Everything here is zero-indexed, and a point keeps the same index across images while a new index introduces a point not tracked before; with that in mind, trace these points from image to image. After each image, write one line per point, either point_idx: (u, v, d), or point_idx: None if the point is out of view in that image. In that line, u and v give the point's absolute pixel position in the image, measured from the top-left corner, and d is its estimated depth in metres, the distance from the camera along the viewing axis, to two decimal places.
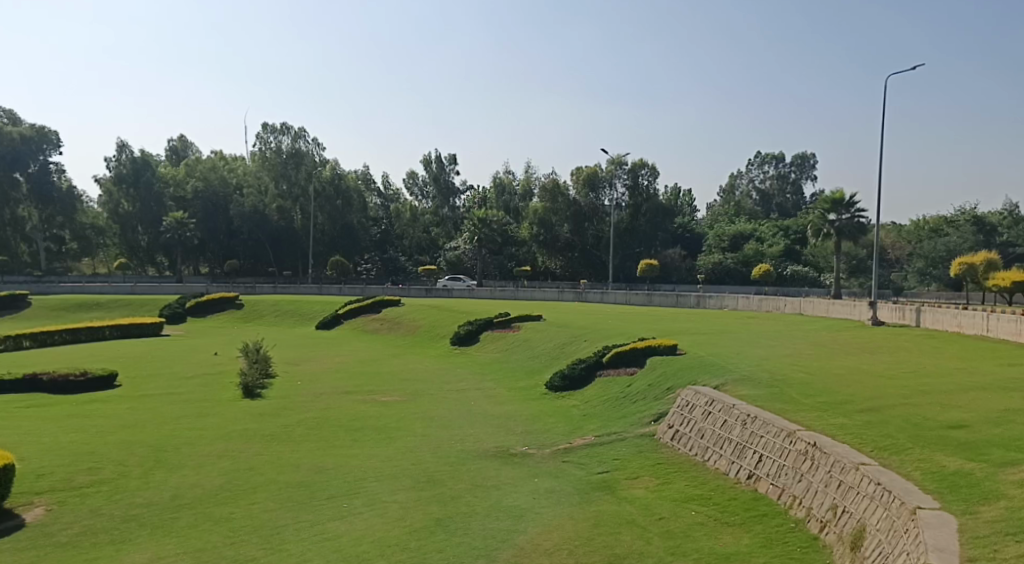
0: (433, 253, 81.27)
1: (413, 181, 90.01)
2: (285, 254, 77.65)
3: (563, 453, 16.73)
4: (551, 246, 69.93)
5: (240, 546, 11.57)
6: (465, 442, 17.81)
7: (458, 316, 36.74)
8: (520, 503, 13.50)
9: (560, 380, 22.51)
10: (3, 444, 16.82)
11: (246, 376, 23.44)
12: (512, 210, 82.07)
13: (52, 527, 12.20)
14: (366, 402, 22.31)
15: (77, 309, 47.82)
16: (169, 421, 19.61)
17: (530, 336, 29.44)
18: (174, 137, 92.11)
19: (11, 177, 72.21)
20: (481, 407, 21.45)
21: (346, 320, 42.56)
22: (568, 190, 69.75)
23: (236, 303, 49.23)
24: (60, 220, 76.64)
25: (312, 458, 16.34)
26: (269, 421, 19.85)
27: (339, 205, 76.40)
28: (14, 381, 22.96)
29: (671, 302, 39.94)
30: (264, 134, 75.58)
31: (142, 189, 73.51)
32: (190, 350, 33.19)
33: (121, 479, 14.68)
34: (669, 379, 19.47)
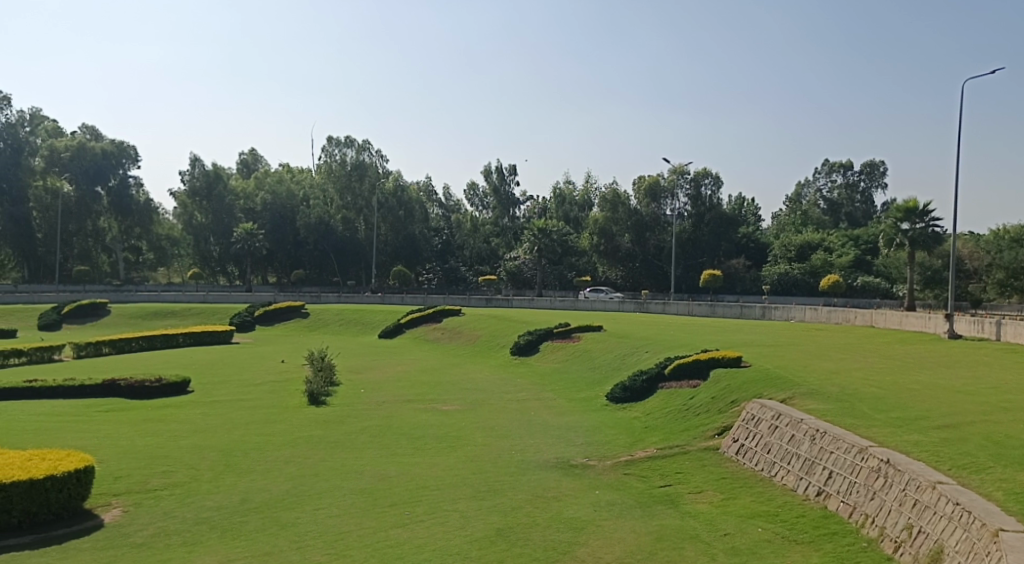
0: (493, 263, 81.53)
1: (473, 193, 90.65)
2: (349, 264, 78.73)
3: (625, 465, 16.58)
4: (611, 256, 69.59)
5: (305, 551, 11.76)
6: (526, 452, 17.82)
7: (519, 326, 36.76)
8: (581, 514, 13.43)
9: (621, 392, 22.32)
10: (82, 446, 17.49)
11: (311, 383, 23.90)
12: (572, 220, 81.96)
13: (128, 528, 12.62)
14: (428, 411, 22.51)
15: (151, 317, 49.48)
16: (237, 426, 20.09)
17: (591, 346, 29.31)
18: (245, 151, 94.91)
19: (93, 190, 75.20)
20: (542, 418, 21.41)
21: (408, 330, 43.07)
22: (629, 200, 69.35)
23: (301, 312, 50.28)
24: (137, 231, 79.41)
25: (375, 466, 16.53)
26: (333, 428, 20.18)
27: (402, 216, 77.50)
28: (94, 386, 23.86)
29: (735, 313, 39.27)
30: (329, 147, 77.22)
31: (214, 201, 76.07)
32: (258, 357, 34.02)
33: (193, 482, 15.12)
34: (734, 392, 19.14)
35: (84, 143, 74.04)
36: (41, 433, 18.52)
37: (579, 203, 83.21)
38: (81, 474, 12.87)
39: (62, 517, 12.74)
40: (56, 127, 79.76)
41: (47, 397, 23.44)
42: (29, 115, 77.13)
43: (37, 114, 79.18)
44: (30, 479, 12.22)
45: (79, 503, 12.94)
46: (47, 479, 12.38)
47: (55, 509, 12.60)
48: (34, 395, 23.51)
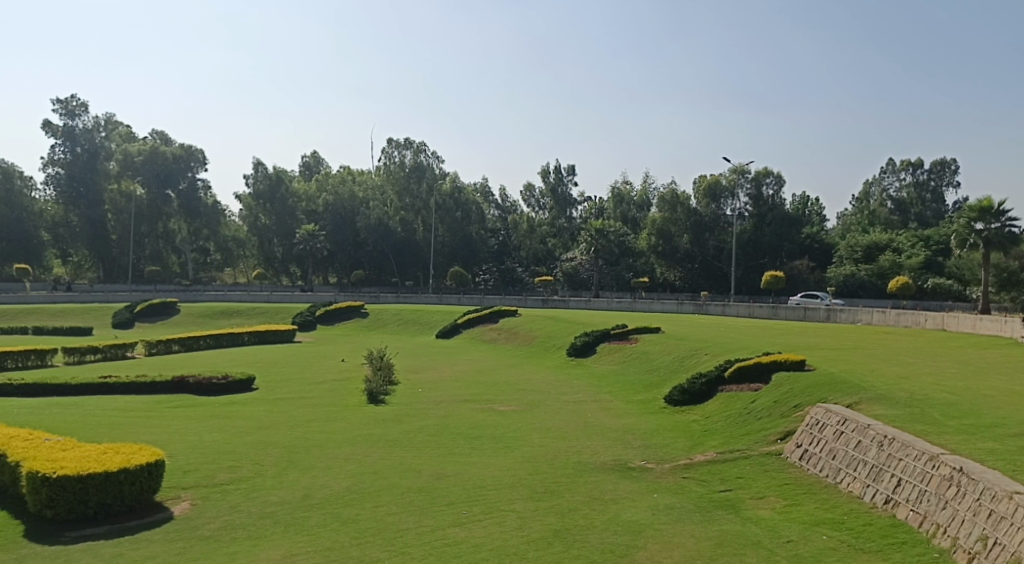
0: (550, 264, 80.97)
1: (529, 194, 90.31)
2: (408, 265, 79.36)
3: (682, 469, 16.41)
4: (670, 257, 68.87)
5: (365, 547, 11.93)
6: (584, 453, 17.77)
7: (576, 327, 36.66)
8: (640, 518, 13.32)
9: (680, 394, 22.07)
10: (153, 440, 18.07)
11: (370, 382, 24.25)
12: (630, 220, 81.21)
13: (197, 521, 12.95)
14: (485, 411, 22.59)
15: (218, 317, 50.76)
16: (299, 424, 20.47)
17: (648, 348, 29.03)
18: (307, 154, 96.70)
19: (164, 193, 77.49)
20: (599, 420, 21.31)
21: (465, 330, 43.30)
22: (688, 200, 68.53)
23: (361, 312, 51.03)
24: (206, 232, 81.88)
25: (434, 464, 16.67)
26: (392, 427, 20.43)
27: (459, 217, 78.02)
28: (163, 383, 24.60)
29: (798, 315, 38.49)
30: (389, 149, 77.92)
31: (277, 204, 77.96)
32: (319, 356, 34.61)
33: (257, 478, 15.45)
34: (796, 396, 18.75)
35: (154, 148, 76.17)
36: (114, 428, 19.18)
37: (637, 204, 82.59)
38: (152, 468, 13.26)
39: (134, 510, 13.16)
40: (129, 130, 82.14)
41: (121, 393, 24.26)
42: (105, 121, 79.76)
43: (111, 119, 81.72)
44: (104, 472, 12.68)
45: (150, 496, 13.33)
46: (120, 472, 12.81)
47: (128, 502, 13.02)
48: (109, 391, 24.36)
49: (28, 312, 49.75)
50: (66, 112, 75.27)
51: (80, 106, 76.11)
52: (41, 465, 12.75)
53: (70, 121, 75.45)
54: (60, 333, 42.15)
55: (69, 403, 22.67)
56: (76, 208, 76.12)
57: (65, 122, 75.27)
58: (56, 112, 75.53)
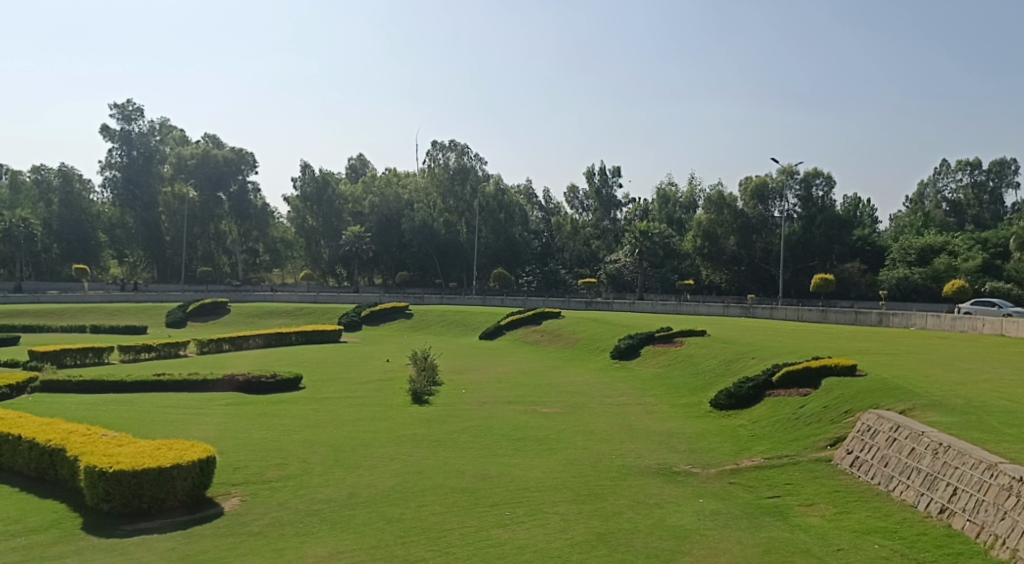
0: (593, 266, 80.39)
1: (573, 195, 89.57)
2: (452, 266, 79.78)
3: (729, 474, 16.21)
4: (716, 259, 68.20)
5: (410, 546, 12.00)
6: (628, 457, 17.65)
7: (620, 329, 36.48)
8: (686, 523, 13.18)
9: (726, 398, 21.78)
10: (204, 437, 18.45)
11: (415, 383, 24.43)
12: (675, 221, 80.47)
13: (246, 517, 13.18)
14: (528, 413, 22.55)
15: (267, 317, 51.61)
16: (346, 423, 20.71)
17: (694, 351, 28.74)
18: (353, 156, 97.92)
19: (215, 196, 79.12)
20: (643, 423, 21.14)
21: (508, 332, 43.36)
22: (734, 202, 67.66)
23: (406, 313, 51.53)
24: (256, 234, 83.18)
25: (477, 465, 16.71)
26: (436, 427, 20.56)
27: (502, 219, 78.25)
28: (214, 381, 25.08)
29: (849, 319, 37.74)
30: (433, 151, 78.47)
31: (324, 206, 79.50)
32: (365, 356, 34.96)
33: (305, 475, 15.66)
34: (847, 402, 18.38)
35: (207, 151, 77.85)
36: (168, 425, 19.61)
37: (683, 205, 81.82)
38: (204, 464, 13.51)
39: (187, 504, 13.42)
40: (183, 133, 84.06)
41: (173, 391, 24.81)
42: (160, 125, 81.44)
43: (166, 123, 83.76)
44: (158, 467, 12.97)
45: (201, 491, 13.57)
46: (172, 468, 13.08)
47: (180, 497, 13.28)
48: (163, 389, 24.94)
49: (85, 310, 51.17)
50: (123, 117, 77.28)
51: (136, 111, 78.09)
52: (98, 459, 13.11)
53: (127, 125, 77.43)
54: (115, 332, 43.30)
55: (125, 400, 23.26)
56: (132, 210, 77.98)
57: (122, 127, 77.25)
58: (113, 117, 77.60)
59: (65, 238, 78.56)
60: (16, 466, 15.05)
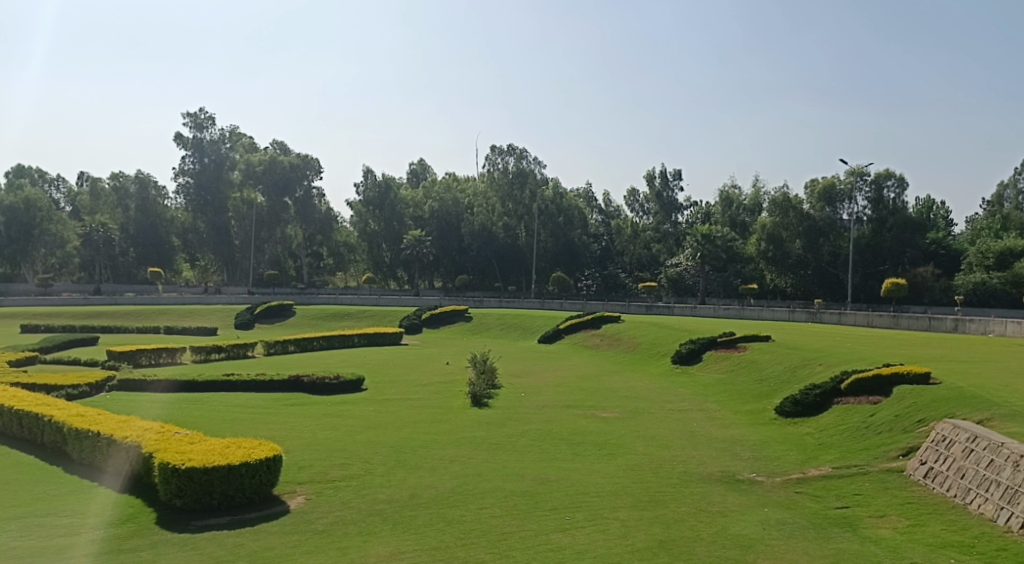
0: (654, 270, 79.30)
1: (632, 199, 88.20)
2: (511, 270, 79.96)
3: (795, 483, 15.83)
4: (781, 263, 66.42)
5: (470, 548, 12.02)
6: (690, 463, 17.41)
7: (681, 334, 36.03)
8: (750, 532, 12.92)
9: (792, 406, 21.29)
10: (270, 436, 18.85)
11: (474, 385, 24.53)
12: (739, 224, 79.07)
13: (311, 515, 13.37)
14: (587, 418, 22.43)
15: (331, 319, 52.55)
16: (407, 425, 20.89)
17: (757, 356, 28.22)
18: (414, 161, 98.99)
19: (282, 202, 80.12)
20: (705, 430, 20.81)
21: (567, 335, 43.23)
22: (800, 204, 65.96)
23: (465, 316, 51.89)
24: (320, 239, 84.92)
25: (537, 469, 16.66)
26: (496, 430, 20.60)
27: (561, 223, 78.37)
28: (279, 382, 25.61)
29: (922, 325, 36.55)
30: (492, 156, 78.54)
31: (386, 210, 80.77)
32: (426, 359, 35.28)
33: (367, 476, 15.84)
34: (921, 411, 17.77)
35: (274, 157, 78.56)
36: (236, 424, 20.07)
37: (747, 208, 80.19)
38: (271, 462, 13.79)
39: (254, 502, 13.70)
40: (253, 139, 85.72)
41: (241, 390, 25.43)
42: (229, 133, 82.43)
43: (236, 130, 85.71)
44: (228, 465, 13.29)
45: (268, 489, 13.84)
46: (241, 466, 13.39)
47: (248, 494, 13.57)
48: (232, 389, 25.57)
49: (158, 312, 52.91)
50: (195, 125, 79.62)
51: (208, 119, 80.34)
52: (172, 456, 13.49)
53: (198, 133, 79.76)
54: (187, 333, 44.61)
55: (196, 399, 23.93)
56: (203, 215, 80.40)
57: (194, 134, 79.61)
58: (186, 125, 80.05)
59: (141, 242, 82.07)
60: (94, 462, 15.57)
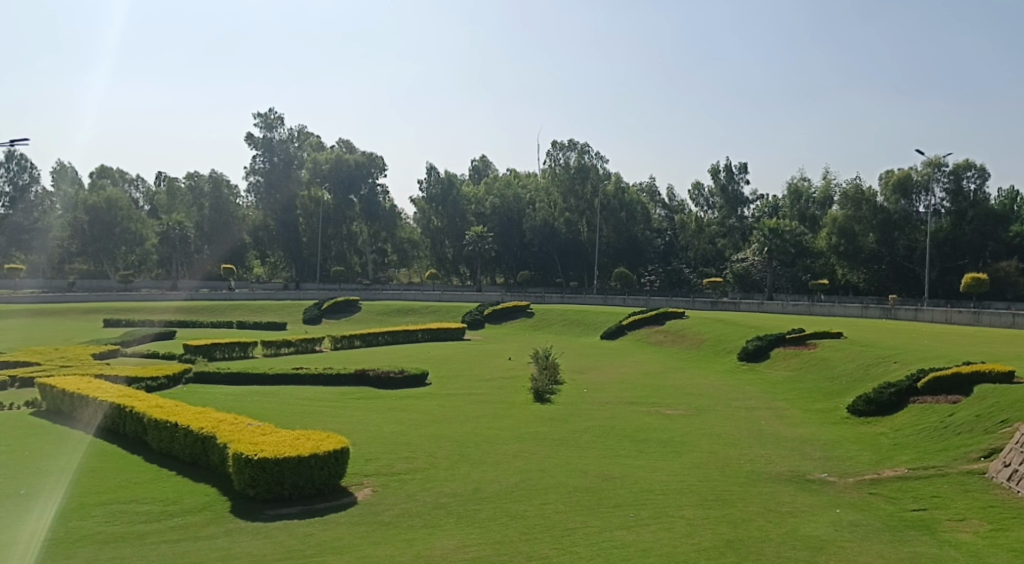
0: (719, 265, 77.99)
1: (698, 193, 86.78)
2: (572, 265, 80.16)
3: (868, 484, 15.36)
4: (853, 258, 64.48)
5: (534, 543, 11.98)
6: (759, 462, 17.05)
7: (748, 330, 35.31)
8: (822, 534, 12.56)
9: (865, 405, 20.66)
10: (337, 429, 19.17)
11: (537, 381, 24.51)
12: (808, 218, 77.24)
13: (378, 507, 13.53)
14: (652, 415, 22.19)
15: (395, 314, 53.24)
16: (470, 420, 20.99)
17: (828, 354, 27.48)
18: (476, 158, 99.51)
19: (347, 199, 81.96)
20: (774, 428, 20.37)
21: (630, 332, 42.86)
22: (874, 197, 64.30)
23: (527, 312, 51.92)
24: (385, 235, 86.28)
25: (601, 466, 16.53)
26: (559, 426, 20.54)
27: (624, 218, 77.68)
28: (345, 375, 26.03)
29: (1004, 321, 35.05)
30: (554, 151, 78.39)
31: (448, 206, 81.73)
32: (489, 355, 35.40)
33: (431, 469, 15.95)
34: (1004, 411, 17.03)
35: (340, 155, 81.02)
36: (305, 416, 20.48)
37: (817, 201, 78.03)
38: (339, 454, 14.01)
39: (324, 493, 13.93)
40: (321, 138, 87.33)
41: (309, 384, 25.93)
42: (298, 132, 84.55)
43: (304, 130, 87.54)
44: (298, 456, 13.54)
45: (337, 481, 14.07)
46: (311, 457, 13.64)
47: (318, 485, 13.81)
48: (300, 382, 26.09)
49: (230, 307, 54.42)
50: (266, 125, 81.71)
51: (278, 119, 82.31)
52: (245, 447, 13.81)
53: (268, 132, 81.86)
54: (258, 327, 45.74)
55: (266, 392, 24.50)
56: (273, 214, 82.03)
57: (264, 134, 81.69)
58: (257, 126, 82.12)
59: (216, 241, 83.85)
60: (171, 451, 16.09)
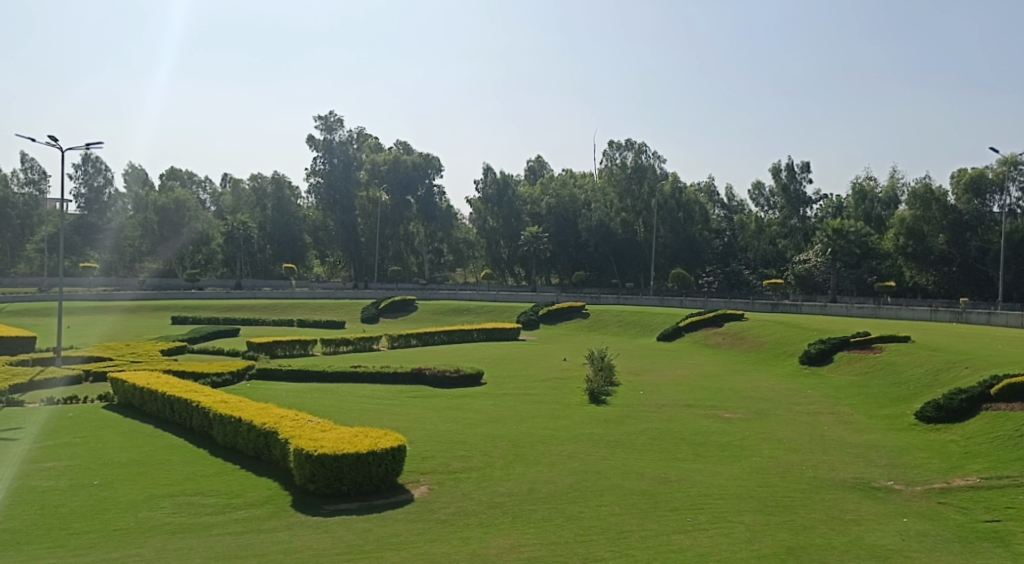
0: (780, 266, 76.27)
1: (757, 193, 85.23)
2: (628, 266, 79.34)
3: (938, 493, 14.83)
4: (922, 259, 62.48)
5: (590, 545, 11.86)
6: (822, 468, 16.63)
7: (810, 333, 34.49)
8: (888, 543, 12.16)
9: (935, 411, 19.99)
10: (394, 427, 19.34)
11: (592, 382, 24.33)
12: (873, 218, 75.22)
13: (434, 505, 13.56)
14: (710, 418, 21.82)
15: (452, 314, 53.51)
16: (525, 420, 20.94)
17: (895, 358, 26.67)
18: (532, 158, 99.48)
19: (404, 199, 82.98)
20: (838, 433, 19.86)
21: (687, 333, 42.27)
22: (945, 196, 62.06)
23: (582, 313, 51.70)
24: (441, 235, 86.97)
25: (658, 469, 16.31)
26: (614, 427, 20.34)
27: (681, 218, 76.63)
28: (402, 374, 26.23)
29: None
30: (610, 151, 77.83)
31: (504, 206, 81.29)
32: (544, 355, 35.31)
33: (487, 469, 15.96)
34: None
35: (398, 156, 81.94)
36: (363, 414, 20.70)
37: (882, 201, 76.10)
38: (396, 452, 14.09)
39: (381, 489, 14.05)
40: (379, 140, 88.04)
41: (367, 382, 26.21)
42: (357, 133, 85.27)
43: (363, 132, 88.22)
44: (356, 452, 13.65)
45: (394, 477, 14.18)
46: (369, 454, 13.75)
47: (375, 482, 13.94)
48: (358, 380, 26.39)
49: (291, 305, 55.45)
50: (326, 127, 82.61)
51: (337, 121, 83.03)
52: (305, 443, 13.98)
53: (329, 135, 82.75)
54: (318, 326, 46.45)
55: (326, 389, 24.84)
56: (333, 214, 83.09)
57: (324, 136, 82.59)
58: (317, 128, 83.11)
59: (277, 240, 85.98)
60: (235, 445, 16.41)
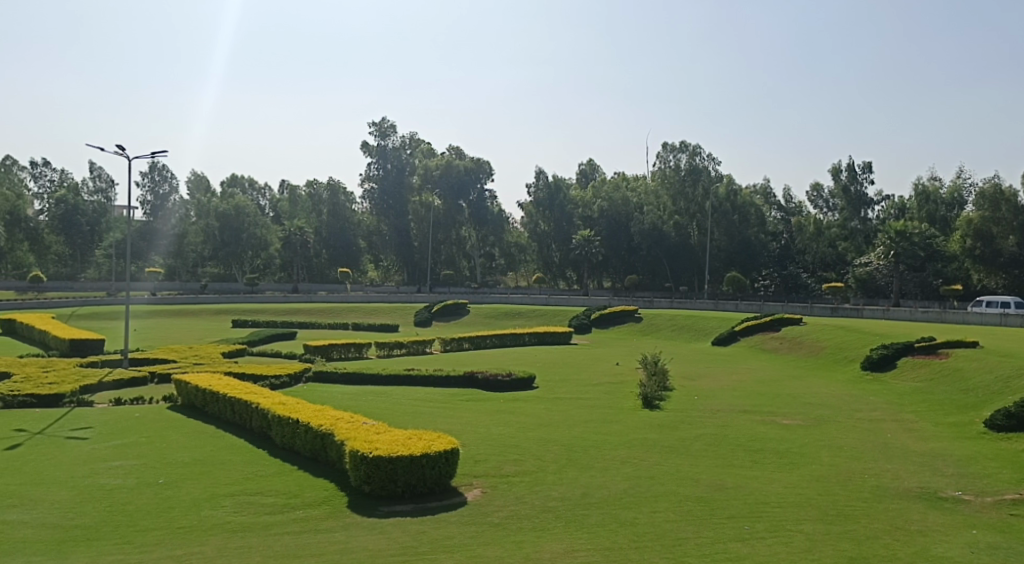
0: (840, 269, 74.32)
1: (815, 194, 83.51)
2: (682, 270, 78.28)
3: (1009, 504, 14.26)
4: (990, 262, 60.07)
5: (644, 551, 11.70)
6: (885, 477, 16.15)
7: (871, 338, 33.64)
8: (956, 555, 11.73)
9: (1005, 419, 19.25)
10: (446, 430, 19.41)
11: (645, 386, 24.03)
12: (938, 219, 73.00)
13: (487, 508, 13.55)
14: (768, 424, 21.38)
15: (504, 318, 53.54)
16: (579, 424, 20.80)
17: (962, 364, 25.80)
18: (584, 162, 99.28)
19: (457, 203, 82.74)
20: (901, 441, 19.28)
21: (743, 338, 41.55)
22: (1015, 196, 59.68)
23: (634, 317, 51.25)
24: (492, 239, 87.20)
25: (714, 475, 16.03)
26: (669, 432, 20.08)
27: (736, 220, 75.33)
28: (455, 377, 26.34)
29: None
30: (665, 153, 77.19)
31: (556, 210, 82.05)
32: (597, 359, 35.07)
33: (540, 473, 15.86)
34: None
35: (449, 161, 81.38)
36: (416, 417, 20.81)
37: (946, 202, 73.90)
38: (450, 454, 14.12)
39: (434, 492, 14.08)
40: (431, 145, 88.76)
41: (420, 385, 26.38)
42: (409, 139, 86.05)
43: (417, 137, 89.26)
44: (410, 455, 13.72)
45: (447, 480, 14.21)
46: (423, 457, 13.80)
47: (430, 484, 13.97)
48: (412, 383, 26.58)
49: (345, 310, 56.16)
50: (380, 133, 84.14)
51: (391, 127, 84.25)
52: (360, 445, 14.12)
53: (383, 140, 84.27)
54: (372, 329, 46.92)
55: (380, 392, 25.05)
56: (387, 218, 84.43)
57: (378, 142, 84.16)
58: (372, 134, 84.57)
59: (332, 244, 87.75)
60: (292, 446, 16.64)
